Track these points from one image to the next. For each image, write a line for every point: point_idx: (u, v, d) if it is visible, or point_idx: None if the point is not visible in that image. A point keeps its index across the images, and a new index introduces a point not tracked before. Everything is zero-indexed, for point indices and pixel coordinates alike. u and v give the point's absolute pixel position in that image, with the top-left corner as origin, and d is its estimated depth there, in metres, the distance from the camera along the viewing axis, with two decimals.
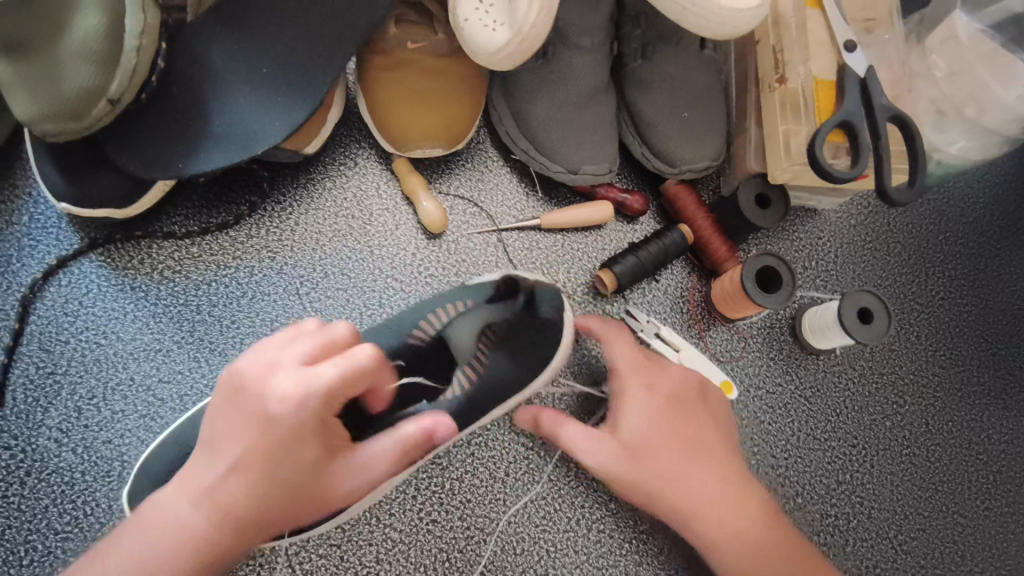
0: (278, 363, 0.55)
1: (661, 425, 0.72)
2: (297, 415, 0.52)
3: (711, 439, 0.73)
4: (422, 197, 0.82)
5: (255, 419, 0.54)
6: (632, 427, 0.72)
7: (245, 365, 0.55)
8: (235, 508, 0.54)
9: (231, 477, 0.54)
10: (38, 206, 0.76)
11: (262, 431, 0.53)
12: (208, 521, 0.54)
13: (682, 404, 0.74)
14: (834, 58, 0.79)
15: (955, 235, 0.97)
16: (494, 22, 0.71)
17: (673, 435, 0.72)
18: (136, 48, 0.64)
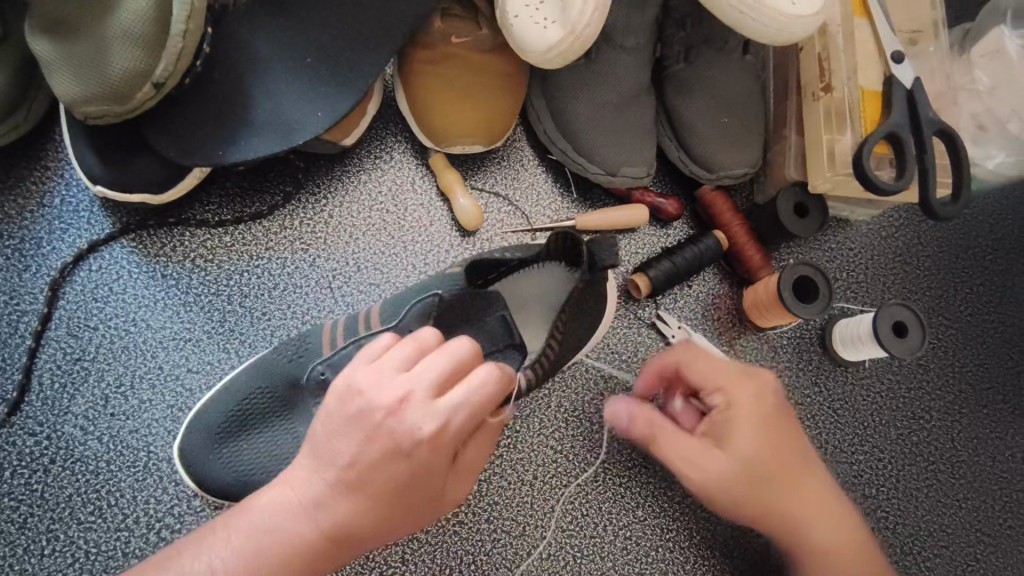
0: (388, 390, 0.53)
1: (768, 443, 0.68)
2: (421, 458, 0.53)
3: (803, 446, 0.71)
4: (458, 194, 0.81)
5: (379, 452, 0.53)
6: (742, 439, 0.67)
7: (358, 378, 0.54)
8: (338, 532, 0.55)
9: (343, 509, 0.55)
10: (69, 188, 0.75)
11: (388, 460, 0.53)
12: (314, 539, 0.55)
13: (777, 416, 0.69)
14: (881, 69, 0.78)
15: (986, 251, 0.97)
16: (545, 19, 0.70)
17: (778, 453, 0.68)
18: (182, 32, 0.63)
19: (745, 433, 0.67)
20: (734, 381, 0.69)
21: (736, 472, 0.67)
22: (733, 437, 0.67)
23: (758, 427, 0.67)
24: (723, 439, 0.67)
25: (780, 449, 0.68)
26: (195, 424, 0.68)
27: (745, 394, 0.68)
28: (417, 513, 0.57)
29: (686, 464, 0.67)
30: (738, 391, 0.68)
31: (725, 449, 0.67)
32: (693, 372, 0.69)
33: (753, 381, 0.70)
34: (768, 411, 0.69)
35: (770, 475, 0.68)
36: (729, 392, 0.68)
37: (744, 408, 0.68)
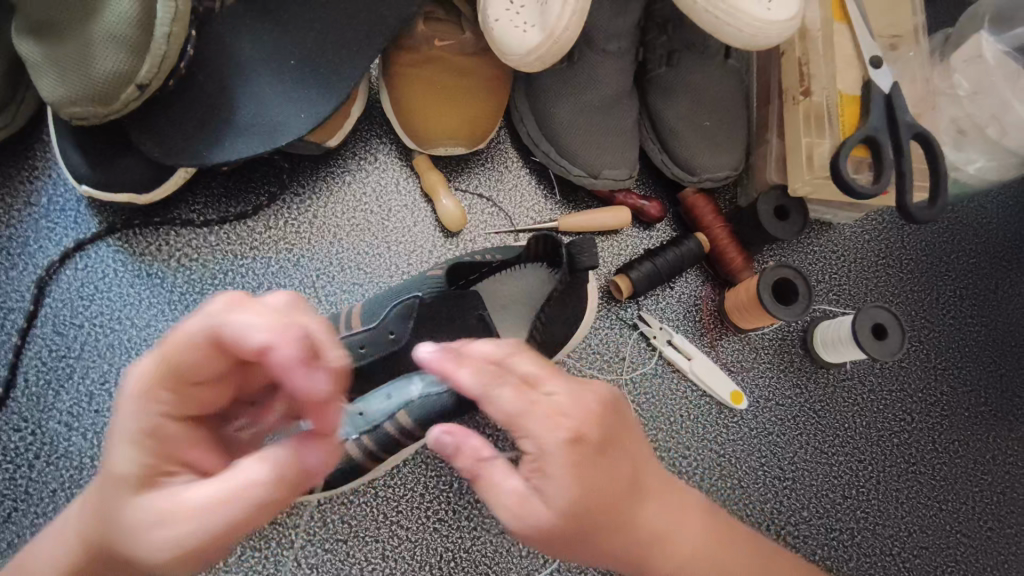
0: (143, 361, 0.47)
1: (595, 490, 0.50)
2: (154, 412, 0.46)
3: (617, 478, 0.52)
4: (441, 195, 0.82)
5: (169, 413, 0.48)
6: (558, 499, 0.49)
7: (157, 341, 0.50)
8: (80, 526, 0.47)
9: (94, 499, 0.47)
10: (57, 188, 0.76)
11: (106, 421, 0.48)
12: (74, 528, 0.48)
13: (608, 446, 0.51)
14: (860, 73, 0.79)
15: (968, 255, 0.97)
16: (525, 24, 0.71)
17: (609, 498, 0.51)
18: (166, 35, 0.64)
19: (564, 483, 0.49)
20: (530, 407, 0.49)
21: (563, 528, 0.49)
22: (558, 493, 0.49)
23: (579, 468, 0.49)
24: (547, 488, 0.49)
25: (605, 490, 0.51)
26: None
27: (559, 428, 0.49)
28: (108, 533, 0.46)
29: (522, 507, 0.50)
30: (541, 426, 0.49)
31: (547, 500, 0.50)
32: (496, 396, 0.49)
33: (551, 397, 0.50)
34: (606, 434, 0.51)
35: (607, 515, 0.51)
36: (536, 428, 0.49)
37: (562, 452, 0.49)
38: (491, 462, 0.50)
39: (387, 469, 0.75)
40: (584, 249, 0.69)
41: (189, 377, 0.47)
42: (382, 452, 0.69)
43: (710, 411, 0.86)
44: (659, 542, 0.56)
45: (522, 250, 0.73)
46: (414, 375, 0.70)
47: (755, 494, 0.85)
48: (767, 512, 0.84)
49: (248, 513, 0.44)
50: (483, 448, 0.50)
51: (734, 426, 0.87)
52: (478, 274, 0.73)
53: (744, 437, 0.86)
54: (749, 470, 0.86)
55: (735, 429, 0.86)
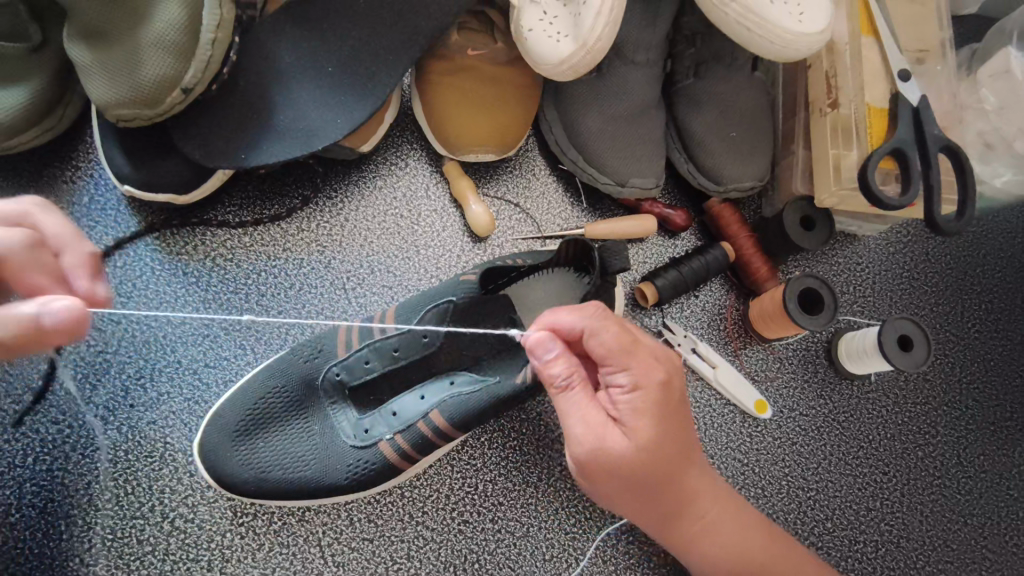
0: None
1: (666, 432, 0.59)
2: None
3: (678, 426, 0.60)
4: (470, 201, 0.83)
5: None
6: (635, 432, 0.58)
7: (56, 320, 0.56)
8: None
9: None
10: (98, 188, 0.78)
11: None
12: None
13: (682, 401, 0.61)
14: (887, 86, 0.80)
15: (994, 269, 0.97)
16: (558, 33, 0.73)
17: (673, 446, 0.60)
18: (210, 41, 0.67)
19: (646, 420, 0.58)
20: (632, 349, 0.59)
21: (636, 457, 0.57)
22: (639, 426, 0.58)
23: (660, 410, 0.58)
24: (627, 421, 0.58)
25: (674, 436, 0.60)
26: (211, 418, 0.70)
27: (652, 369, 0.59)
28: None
29: (601, 433, 0.58)
30: (641, 366, 0.59)
31: (623, 431, 0.58)
32: (603, 331, 0.59)
33: (644, 345, 0.61)
34: (682, 391, 0.61)
35: (667, 459, 0.60)
36: (632, 366, 0.59)
37: (651, 391, 0.58)
38: (579, 388, 0.59)
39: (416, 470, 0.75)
40: (614, 253, 0.70)
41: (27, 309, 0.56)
42: (411, 452, 0.69)
43: (734, 419, 0.86)
44: (690, 497, 0.64)
45: (554, 256, 0.75)
46: (447, 376, 0.72)
47: (778, 504, 0.85)
48: (790, 522, 0.84)
49: None
50: (577, 375, 0.59)
51: (757, 435, 0.87)
52: (502, 281, 0.74)
53: (767, 446, 0.86)
54: (773, 480, 0.85)
55: (758, 438, 0.86)
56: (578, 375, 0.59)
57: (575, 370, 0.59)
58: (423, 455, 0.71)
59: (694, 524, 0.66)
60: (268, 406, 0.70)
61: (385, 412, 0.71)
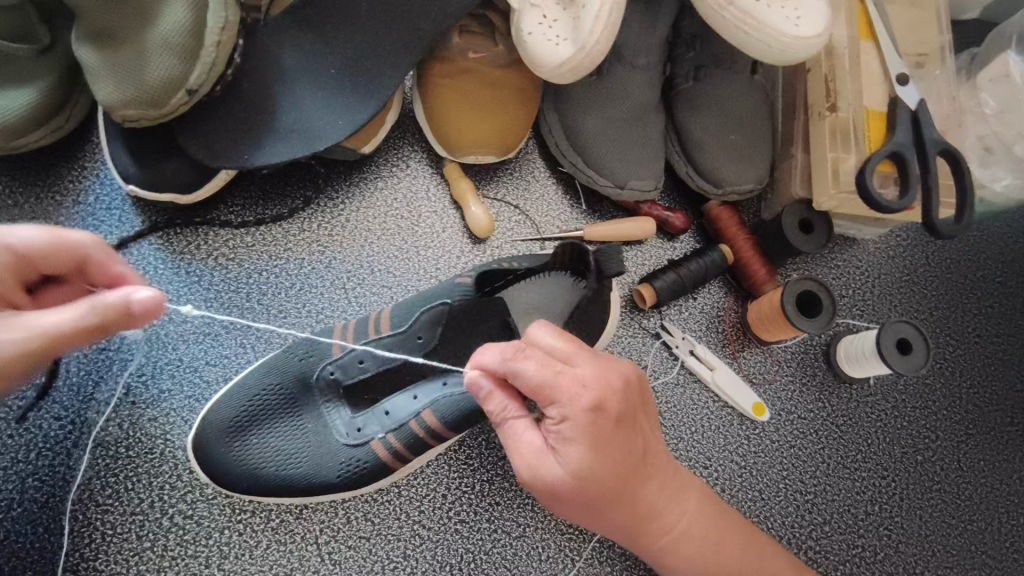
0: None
1: (603, 457, 0.57)
2: None
3: (620, 449, 0.58)
4: (471, 203, 0.84)
5: None
6: (567, 462, 0.56)
7: None
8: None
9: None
10: (103, 187, 0.79)
11: None
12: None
13: (624, 420, 0.59)
14: (886, 91, 0.81)
15: (993, 274, 0.97)
16: (557, 37, 0.73)
17: (615, 469, 0.58)
18: (216, 43, 0.68)
19: (577, 448, 0.56)
20: (556, 382, 0.56)
21: (572, 486, 0.57)
22: (572, 455, 0.56)
23: (595, 436, 0.56)
24: (560, 450, 0.57)
25: (614, 462, 0.58)
26: (208, 417, 0.70)
27: (581, 397, 0.56)
28: None
29: (534, 466, 0.58)
30: (567, 395, 0.56)
31: (558, 461, 0.57)
32: (522, 369, 0.56)
33: (575, 370, 0.57)
34: (623, 410, 0.58)
35: (613, 480, 0.58)
36: (558, 399, 0.56)
37: (580, 421, 0.56)
38: (513, 422, 0.59)
39: (413, 468, 0.76)
40: (612, 257, 0.69)
41: None
42: (404, 452, 0.70)
43: (732, 422, 0.87)
44: (652, 510, 0.63)
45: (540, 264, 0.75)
46: (440, 378, 0.71)
47: (775, 506, 0.85)
48: (787, 525, 0.84)
49: None
50: (510, 408, 0.59)
51: (755, 438, 0.87)
52: (496, 284, 0.75)
53: (765, 449, 0.87)
54: (770, 483, 0.85)
55: (756, 441, 0.87)
56: (511, 408, 0.59)
57: (510, 404, 0.59)
58: (420, 454, 0.72)
59: (659, 537, 0.65)
60: (263, 405, 0.71)
61: (379, 411, 0.71)
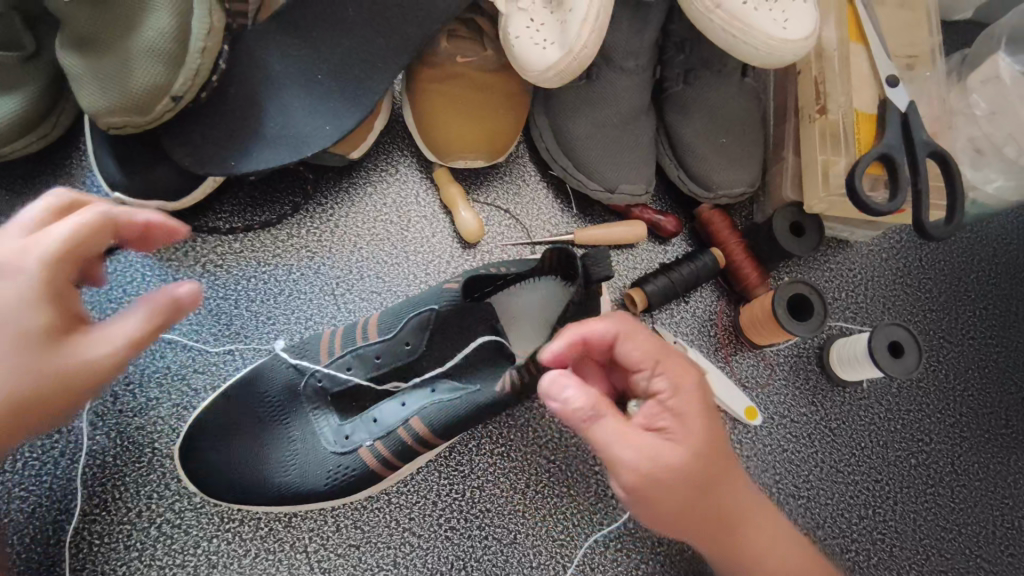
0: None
1: (703, 445, 0.59)
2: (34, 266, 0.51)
3: (715, 439, 0.60)
4: (460, 207, 0.83)
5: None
6: (665, 450, 0.57)
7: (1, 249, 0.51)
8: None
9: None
10: (90, 194, 0.79)
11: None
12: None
13: (709, 411, 0.61)
14: (875, 93, 0.80)
15: (987, 275, 0.97)
16: (544, 41, 0.73)
17: (709, 460, 0.59)
18: (201, 49, 0.68)
19: (688, 424, 0.59)
20: (656, 358, 0.62)
21: (687, 470, 0.57)
22: (686, 433, 0.58)
23: (691, 422, 0.59)
24: (671, 436, 0.58)
25: (701, 454, 0.58)
26: (196, 426, 0.70)
27: (679, 377, 0.61)
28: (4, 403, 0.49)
29: (630, 464, 0.56)
30: (672, 374, 0.61)
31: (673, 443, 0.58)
32: (628, 351, 0.62)
33: (660, 364, 0.61)
34: (706, 403, 0.61)
35: (707, 470, 0.59)
36: (661, 373, 0.61)
37: (677, 402, 0.59)
38: (608, 418, 0.56)
39: (402, 475, 0.75)
40: (599, 261, 0.70)
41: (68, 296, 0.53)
42: (393, 460, 0.69)
43: (724, 426, 0.86)
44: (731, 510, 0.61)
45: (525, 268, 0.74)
46: (427, 385, 0.72)
47: None
48: None
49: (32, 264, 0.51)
50: (602, 405, 0.56)
51: (748, 442, 0.86)
52: (485, 291, 0.73)
53: (758, 453, 0.86)
54: (763, 487, 0.85)
55: (749, 445, 0.86)
56: (601, 404, 0.57)
57: (600, 400, 0.57)
58: (408, 462, 0.71)
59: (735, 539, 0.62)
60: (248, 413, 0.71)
61: (367, 419, 0.71)
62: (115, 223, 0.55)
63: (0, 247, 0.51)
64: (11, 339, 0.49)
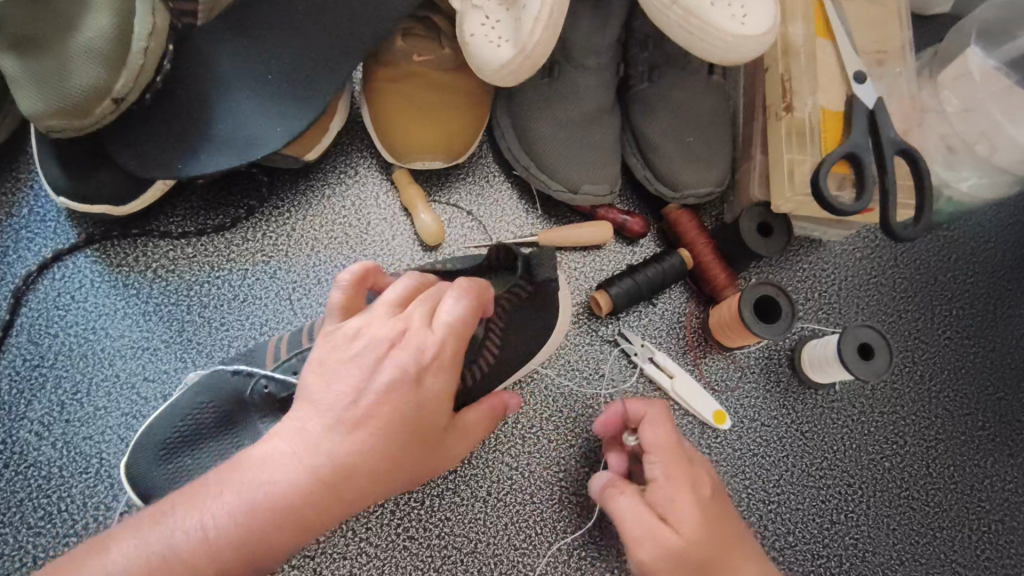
0: (340, 390, 0.51)
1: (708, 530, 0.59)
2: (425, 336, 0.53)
3: (718, 523, 0.60)
4: (420, 210, 0.81)
5: (331, 367, 0.52)
6: (661, 525, 0.59)
7: (364, 336, 0.52)
8: (207, 557, 0.46)
9: (206, 526, 0.47)
10: (38, 199, 0.77)
11: (367, 386, 0.51)
12: (305, 514, 0.48)
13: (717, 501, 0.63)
14: (843, 89, 0.78)
15: (964, 274, 0.95)
16: (499, 38, 0.71)
17: (716, 543, 0.59)
18: (143, 49, 0.66)
19: (687, 512, 0.59)
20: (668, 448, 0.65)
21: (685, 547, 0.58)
22: (684, 520, 0.59)
23: (695, 509, 0.60)
24: (673, 515, 0.60)
25: (705, 533, 0.59)
26: (142, 437, 0.68)
27: (685, 469, 0.63)
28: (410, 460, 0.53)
29: (634, 537, 0.60)
30: (675, 464, 0.63)
31: (674, 526, 0.59)
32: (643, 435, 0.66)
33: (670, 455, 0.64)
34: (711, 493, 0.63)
35: (714, 551, 0.58)
36: (665, 463, 0.63)
37: (680, 490, 0.61)
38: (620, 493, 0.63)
39: None
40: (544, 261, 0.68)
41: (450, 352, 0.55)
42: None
43: (692, 430, 0.84)
44: None
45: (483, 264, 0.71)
46: None
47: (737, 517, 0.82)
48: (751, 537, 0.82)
49: (432, 340, 0.53)
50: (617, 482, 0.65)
51: (717, 446, 0.84)
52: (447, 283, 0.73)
53: (727, 458, 0.84)
54: (733, 492, 0.83)
55: (718, 449, 0.84)
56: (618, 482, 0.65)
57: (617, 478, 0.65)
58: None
59: None
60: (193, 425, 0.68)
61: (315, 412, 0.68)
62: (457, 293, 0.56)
63: (390, 331, 0.53)
64: (407, 399, 0.52)
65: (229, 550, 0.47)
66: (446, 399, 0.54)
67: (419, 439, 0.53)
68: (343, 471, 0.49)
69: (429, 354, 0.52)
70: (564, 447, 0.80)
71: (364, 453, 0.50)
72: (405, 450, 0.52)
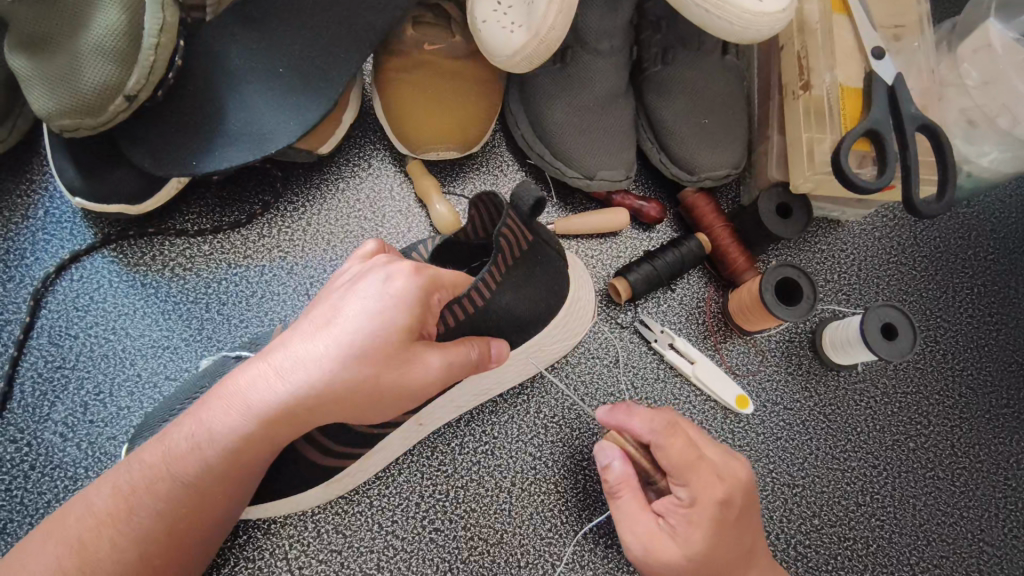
0: (328, 330, 0.56)
1: (717, 547, 0.63)
2: (397, 289, 0.55)
3: (729, 538, 0.63)
4: (434, 200, 0.80)
5: (323, 320, 0.57)
6: (665, 540, 0.63)
7: (350, 293, 0.57)
8: (197, 466, 0.56)
9: (179, 438, 0.56)
10: (53, 201, 0.77)
11: (342, 330, 0.55)
12: (259, 432, 0.56)
13: (742, 511, 0.65)
14: (862, 65, 0.77)
15: (986, 251, 0.94)
16: (512, 23, 0.71)
17: (723, 557, 0.63)
18: (154, 46, 0.65)
19: (697, 534, 0.62)
20: (694, 465, 0.63)
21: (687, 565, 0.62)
22: (692, 542, 0.62)
23: (714, 528, 0.62)
24: (681, 533, 0.63)
25: (717, 551, 0.63)
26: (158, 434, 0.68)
27: (713, 487, 0.63)
28: (390, 396, 0.57)
29: (634, 537, 0.65)
30: (700, 484, 0.62)
31: (678, 543, 0.63)
32: (663, 452, 0.63)
33: (698, 474, 0.63)
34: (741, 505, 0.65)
35: (720, 564, 0.63)
36: (690, 483, 0.62)
37: (702, 510, 0.62)
38: (629, 493, 0.66)
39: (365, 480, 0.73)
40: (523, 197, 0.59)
41: (431, 305, 0.57)
42: (329, 442, 0.68)
43: (715, 415, 0.84)
44: None
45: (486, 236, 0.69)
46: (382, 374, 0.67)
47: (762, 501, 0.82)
48: (777, 521, 0.81)
49: (403, 293, 0.55)
50: (628, 480, 0.66)
51: (740, 431, 0.84)
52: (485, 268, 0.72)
53: (751, 442, 0.84)
54: (757, 477, 0.83)
55: (741, 435, 0.84)
56: (628, 481, 0.66)
57: (631, 475, 0.67)
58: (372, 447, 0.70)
59: None
60: None
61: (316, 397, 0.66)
62: (430, 269, 0.57)
63: (369, 287, 0.56)
64: (383, 345, 0.55)
65: (193, 462, 0.56)
66: (403, 333, 0.55)
67: (371, 368, 0.55)
68: (296, 393, 0.55)
69: (405, 304, 0.55)
70: (587, 435, 0.80)
71: (315, 377, 0.55)
72: (356, 379, 0.55)
